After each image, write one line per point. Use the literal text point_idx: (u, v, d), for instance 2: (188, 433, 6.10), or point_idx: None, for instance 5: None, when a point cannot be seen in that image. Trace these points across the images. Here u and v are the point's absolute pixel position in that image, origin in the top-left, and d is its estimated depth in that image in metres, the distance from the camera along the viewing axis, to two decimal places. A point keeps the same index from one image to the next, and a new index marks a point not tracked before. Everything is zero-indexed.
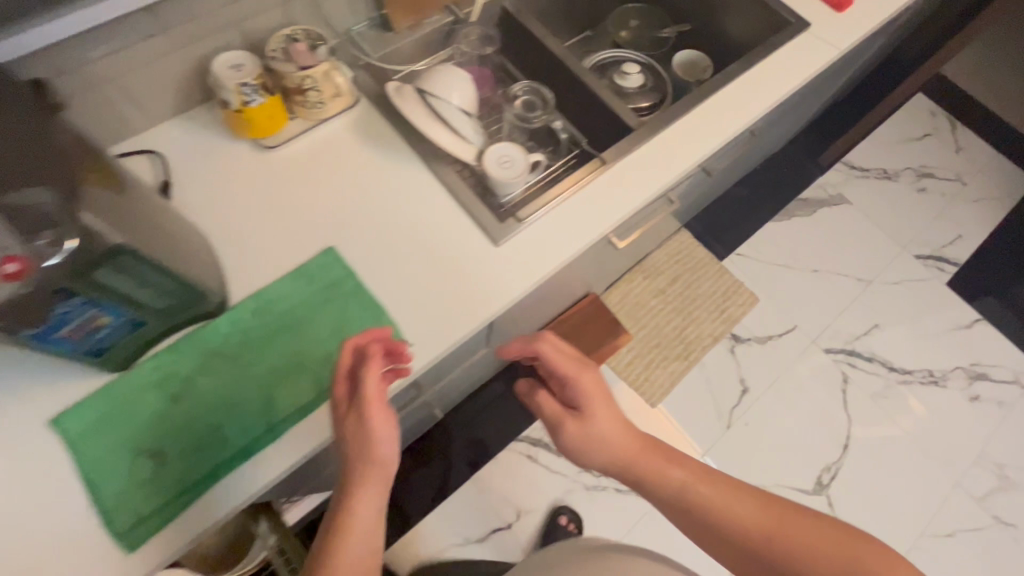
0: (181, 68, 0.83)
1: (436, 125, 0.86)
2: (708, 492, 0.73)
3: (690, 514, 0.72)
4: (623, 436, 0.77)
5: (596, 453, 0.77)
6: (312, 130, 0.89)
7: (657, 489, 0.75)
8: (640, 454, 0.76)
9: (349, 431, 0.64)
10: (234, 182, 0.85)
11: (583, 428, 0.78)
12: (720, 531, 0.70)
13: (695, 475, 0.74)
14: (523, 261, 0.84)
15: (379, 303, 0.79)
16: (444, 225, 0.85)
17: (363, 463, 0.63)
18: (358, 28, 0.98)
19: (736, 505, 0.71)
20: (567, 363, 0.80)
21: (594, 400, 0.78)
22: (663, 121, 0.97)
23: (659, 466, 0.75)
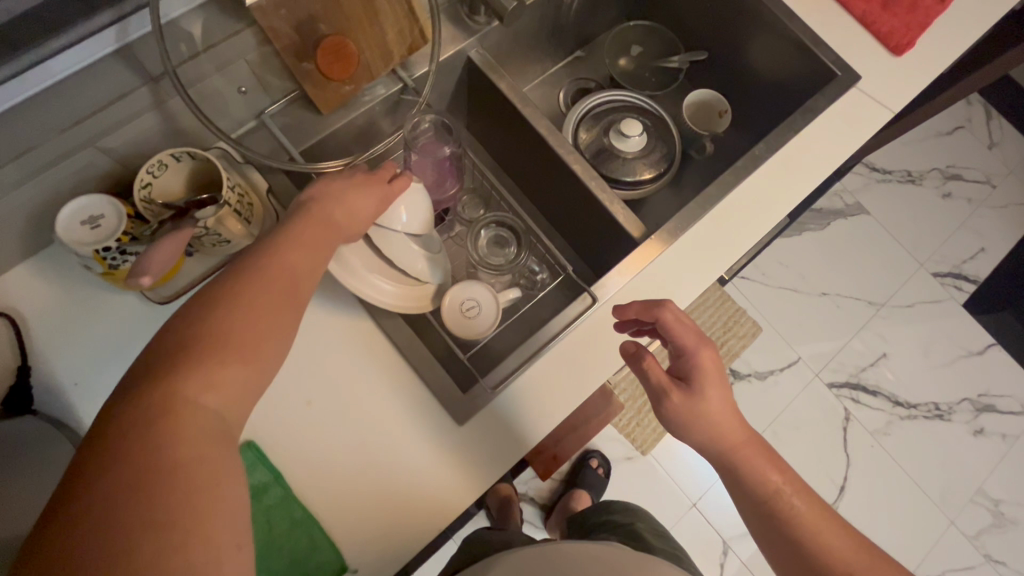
0: (26, 210, 0.62)
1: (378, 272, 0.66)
2: (798, 503, 0.63)
3: (784, 529, 0.62)
4: (731, 421, 0.64)
5: (696, 433, 0.63)
6: (219, 270, 0.69)
7: (751, 489, 0.64)
8: (744, 448, 0.64)
9: (343, 177, 0.60)
10: (116, 347, 0.67)
11: (691, 406, 0.63)
12: (807, 548, 0.61)
13: (795, 486, 0.64)
14: (493, 440, 0.69)
15: (311, 514, 0.64)
16: (393, 397, 0.69)
17: (342, 217, 0.56)
18: (273, 109, 0.73)
19: (833, 532, 0.62)
20: (692, 335, 0.64)
21: (709, 382, 0.63)
22: (669, 232, 0.78)
23: (761, 467, 0.64)
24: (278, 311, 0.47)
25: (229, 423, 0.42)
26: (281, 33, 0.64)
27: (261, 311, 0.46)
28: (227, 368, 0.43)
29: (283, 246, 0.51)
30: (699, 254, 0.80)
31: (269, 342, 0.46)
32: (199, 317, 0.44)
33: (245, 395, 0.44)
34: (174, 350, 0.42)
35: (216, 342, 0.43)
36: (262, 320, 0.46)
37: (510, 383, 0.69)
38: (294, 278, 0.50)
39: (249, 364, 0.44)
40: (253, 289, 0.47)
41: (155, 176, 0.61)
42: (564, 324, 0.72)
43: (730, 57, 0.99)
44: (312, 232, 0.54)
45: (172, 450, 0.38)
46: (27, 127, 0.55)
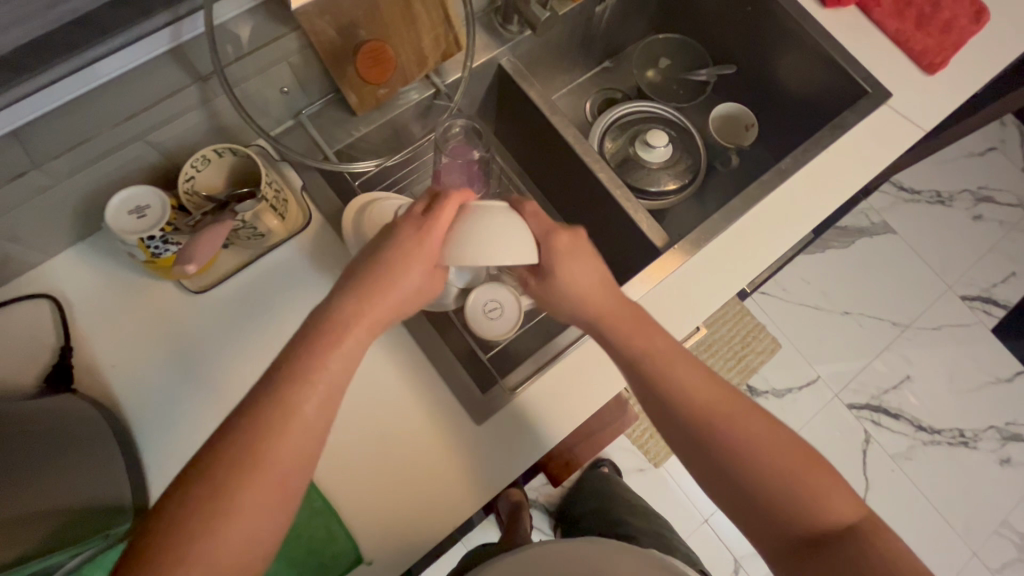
0: (77, 197, 0.65)
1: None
2: (670, 369, 0.58)
3: (663, 403, 0.58)
4: (604, 294, 0.61)
5: (561, 307, 0.63)
6: (252, 262, 0.72)
7: (614, 353, 0.61)
8: (613, 319, 0.61)
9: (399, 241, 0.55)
10: (153, 333, 0.69)
11: (544, 284, 0.63)
12: (686, 421, 0.57)
13: (663, 350, 0.59)
14: (510, 440, 0.69)
15: (331, 506, 0.65)
16: (414, 394, 0.70)
17: (381, 293, 0.52)
18: (310, 109, 0.76)
19: (705, 393, 0.57)
20: (544, 222, 0.59)
21: (562, 261, 0.60)
22: (692, 242, 0.79)
23: (624, 332, 0.60)
24: (274, 479, 0.43)
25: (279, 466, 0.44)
26: (324, 36, 0.67)
27: (279, 441, 0.44)
28: (251, 460, 0.43)
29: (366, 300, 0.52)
30: (722, 263, 0.80)
31: (276, 479, 0.43)
32: (192, 497, 0.41)
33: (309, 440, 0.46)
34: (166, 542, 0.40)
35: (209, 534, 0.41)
36: (265, 477, 0.43)
37: (529, 384, 0.70)
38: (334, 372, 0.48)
39: (254, 506, 0.42)
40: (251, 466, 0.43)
41: (198, 170, 0.64)
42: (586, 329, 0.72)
43: (759, 72, 0.99)
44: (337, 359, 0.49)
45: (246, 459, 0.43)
46: (85, 120, 0.59)
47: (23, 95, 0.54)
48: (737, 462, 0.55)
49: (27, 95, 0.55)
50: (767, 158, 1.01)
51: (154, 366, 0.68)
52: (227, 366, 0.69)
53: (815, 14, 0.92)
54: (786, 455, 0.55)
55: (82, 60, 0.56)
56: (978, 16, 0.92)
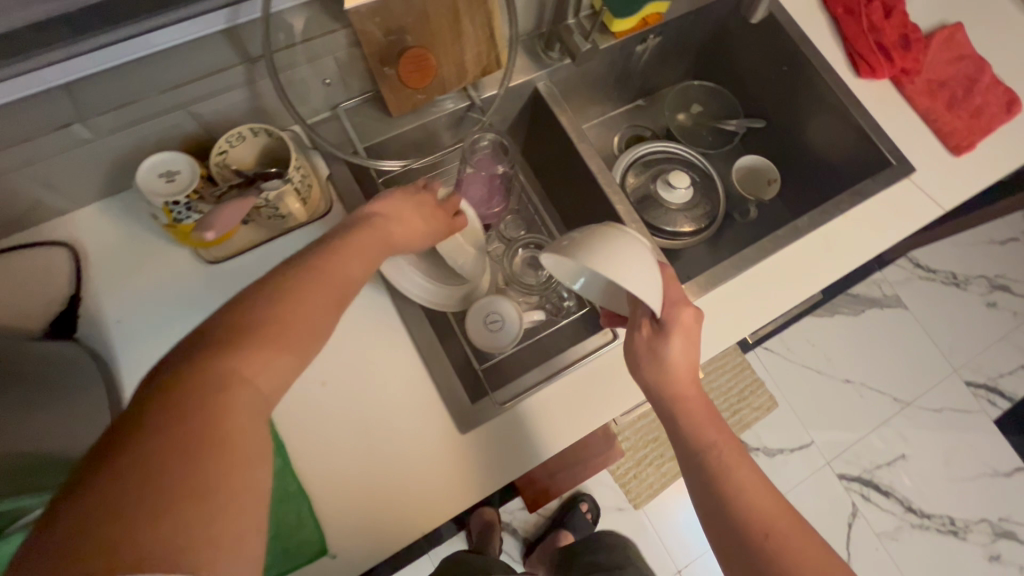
0: (112, 154, 0.67)
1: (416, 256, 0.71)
2: (742, 480, 0.53)
3: (722, 513, 0.52)
4: (683, 380, 0.57)
5: (648, 372, 0.58)
6: (271, 240, 0.73)
7: (684, 443, 0.56)
8: (691, 407, 0.57)
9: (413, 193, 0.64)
10: (163, 295, 0.71)
11: (652, 341, 0.58)
12: (736, 524, 0.51)
13: (738, 457, 0.54)
14: (493, 452, 0.69)
15: (306, 492, 0.65)
16: (401, 392, 0.71)
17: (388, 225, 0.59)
18: (348, 104, 0.79)
19: (779, 518, 0.51)
20: (678, 287, 0.59)
21: (680, 332, 0.58)
22: (699, 285, 0.79)
23: (700, 423, 0.56)
24: (300, 326, 0.45)
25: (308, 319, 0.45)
26: (371, 38, 0.69)
27: (314, 294, 0.47)
28: (286, 299, 0.45)
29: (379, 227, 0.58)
30: (726, 311, 0.80)
31: (299, 331, 0.44)
32: (221, 336, 0.41)
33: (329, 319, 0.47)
34: (221, 343, 0.40)
35: (270, 336, 0.42)
36: (295, 326, 0.44)
37: (519, 400, 0.71)
38: (358, 271, 0.52)
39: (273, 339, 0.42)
40: (306, 289, 0.47)
41: (232, 146, 0.66)
42: (579, 357, 0.73)
43: (788, 130, 1.01)
44: (371, 235, 0.56)
45: (279, 301, 0.45)
46: (132, 84, 0.61)
47: (76, 53, 0.57)
48: None
49: (79, 53, 0.57)
50: (784, 211, 1.02)
51: (157, 327, 0.69)
52: None
53: (848, 82, 0.93)
54: None
55: (135, 27, 0.58)
56: (1011, 106, 0.94)
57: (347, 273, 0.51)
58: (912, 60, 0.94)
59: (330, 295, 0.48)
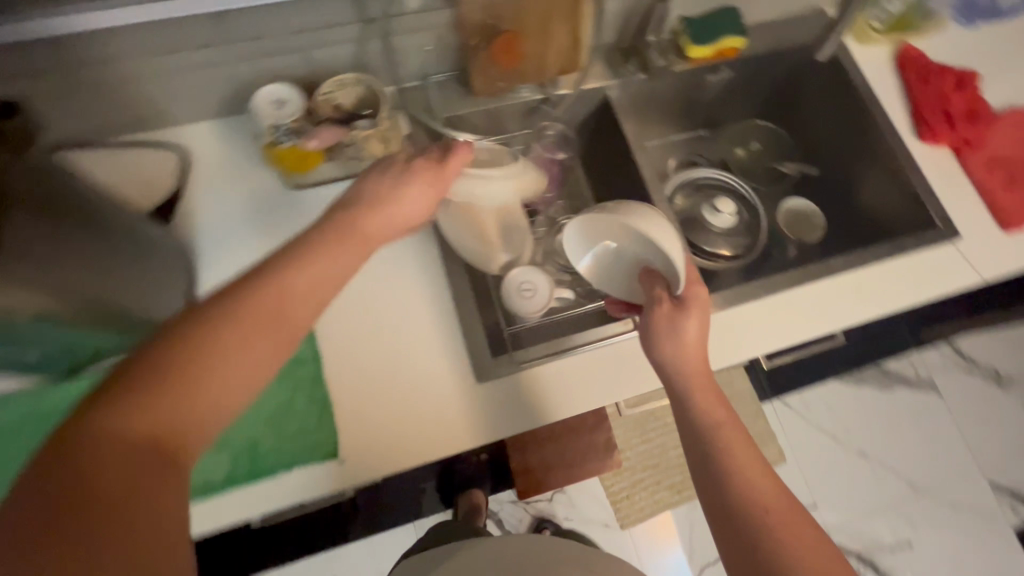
0: (233, 80, 0.78)
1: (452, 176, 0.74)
2: (738, 453, 0.57)
3: (722, 489, 0.55)
4: (695, 363, 0.63)
5: (664, 343, 0.63)
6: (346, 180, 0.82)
7: (688, 413, 0.61)
8: (699, 381, 0.62)
9: (398, 178, 0.61)
10: (246, 208, 0.80)
11: (673, 314, 0.64)
12: (731, 492, 0.55)
13: (737, 433, 0.59)
14: (503, 405, 0.75)
15: (331, 400, 0.73)
16: (432, 333, 0.77)
17: (348, 230, 0.55)
18: (437, 77, 0.88)
19: (771, 492, 0.55)
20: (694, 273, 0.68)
21: (696, 309, 0.64)
22: (723, 299, 0.83)
23: (705, 398, 0.61)
24: (213, 365, 0.42)
25: (221, 351, 0.43)
26: (471, 20, 0.78)
27: (236, 326, 0.44)
28: (200, 334, 0.43)
29: (331, 237, 0.53)
30: (745, 330, 0.83)
31: (213, 368, 0.42)
32: (126, 378, 0.40)
33: (252, 347, 0.44)
34: (120, 388, 0.39)
35: (173, 384, 0.40)
36: (207, 361, 0.42)
37: (536, 363, 0.76)
38: (298, 290, 0.48)
39: (179, 383, 0.41)
40: (223, 324, 0.44)
41: (333, 89, 0.76)
42: (597, 341, 0.77)
43: (841, 180, 1.04)
44: (333, 247, 0.53)
45: (192, 333, 0.43)
46: (266, 22, 0.72)
47: None
48: (776, 545, 0.51)
49: None
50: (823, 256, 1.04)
51: (237, 233, 0.79)
52: None
53: (908, 143, 0.96)
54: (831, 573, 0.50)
55: None
56: None
57: (282, 293, 0.47)
58: (976, 133, 0.96)
59: (254, 324, 0.45)
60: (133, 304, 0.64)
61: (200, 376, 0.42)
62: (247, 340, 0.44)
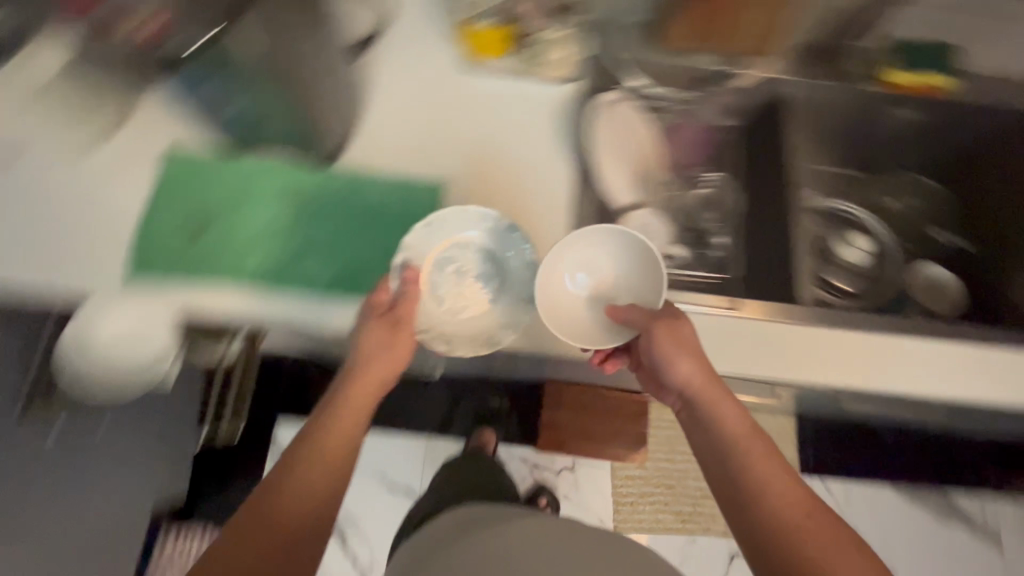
0: None
1: (495, 296, 0.75)
2: (763, 465, 0.60)
3: (736, 478, 0.60)
4: (692, 369, 0.66)
5: (673, 366, 0.66)
6: (512, 78, 0.84)
7: (711, 429, 0.64)
8: (717, 397, 0.65)
9: (375, 334, 0.68)
10: (416, 66, 0.83)
11: (672, 334, 0.67)
12: (759, 512, 0.58)
13: (757, 441, 0.62)
14: (578, 326, 0.73)
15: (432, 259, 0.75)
16: (538, 239, 0.78)
17: (374, 359, 0.67)
18: (628, 16, 0.89)
19: (795, 502, 0.58)
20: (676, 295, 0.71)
21: (685, 330, 0.67)
22: (832, 321, 0.78)
23: (724, 406, 0.64)
24: (297, 493, 0.57)
25: (304, 486, 0.58)
26: None
27: (311, 464, 0.59)
28: (292, 474, 0.58)
29: (365, 360, 0.67)
30: (849, 359, 0.76)
31: (309, 489, 0.58)
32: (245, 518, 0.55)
33: (331, 472, 0.59)
34: (239, 530, 0.54)
35: (271, 518, 0.55)
36: (298, 492, 0.57)
37: (622, 301, 0.76)
38: (353, 410, 0.64)
39: (278, 518, 0.55)
40: (303, 461, 0.59)
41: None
42: (692, 305, 0.77)
43: (1002, 264, 0.93)
44: (373, 376, 0.67)
45: (282, 479, 0.58)
46: None
47: None
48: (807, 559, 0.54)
49: None
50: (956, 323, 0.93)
51: (401, 85, 0.82)
52: (441, 119, 0.82)
53: None
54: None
55: None
56: None
57: (335, 425, 0.63)
58: None
59: (330, 446, 0.61)
60: (325, 138, 0.76)
61: (290, 504, 0.56)
62: (327, 462, 0.60)
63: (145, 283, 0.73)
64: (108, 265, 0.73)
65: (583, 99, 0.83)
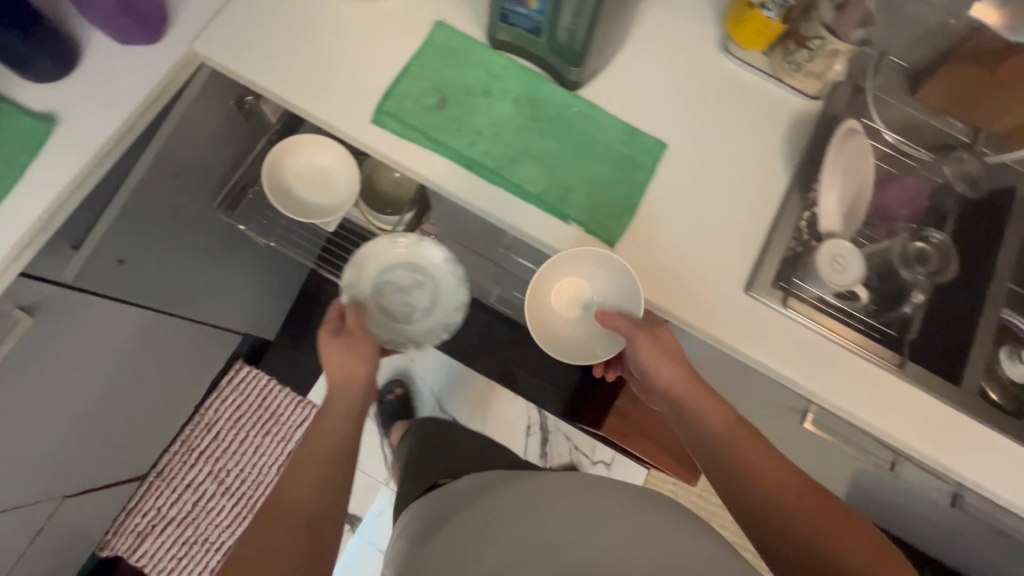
0: None
1: (421, 317, 0.98)
2: (749, 458, 0.69)
3: (727, 469, 0.70)
4: (673, 374, 0.76)
5: (655, 371, 0.77)
6: (763, 77, 0.85)
7: (701, 428, 0.74)
8: (700, 399, 0.75)
9: (334, 347, 0.84)
10: (677, 35, 0.85)
11: (653, 343, 0.76)
12: (746, 494, 0.67)
13: (741, 439, 0.71)
14: (742, 323, 0.76)
15: (636, 211, 0.77)
16: (736, 232, 0.79)
17: (355, 348, 0.85)
18: (896, 60, 0.87)
19: (784, 486, 0.66)
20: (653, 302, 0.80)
21: (661, 338, 0.77)
22: (996, 425, 0.75)
23: (711, 410, 0.74)
24: (310, 470, 0.72)
25: (313, 463, 0.72)
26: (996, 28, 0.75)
27: (316, 446, 0.74)
28: (305, 457, 0.73)
29: (347, 357, 0.84)
30: (994, 465, 0.74)
31: (319, 466, 0.72)
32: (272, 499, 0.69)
33: (334, 451, 0.74)
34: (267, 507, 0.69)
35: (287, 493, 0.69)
36: (309, 470, 0.72)
37: (797, 317, 0.76)
38: (341, 400, 0.80)
39: (295, 493, 0.69)
40: (310, 443, 0.74)
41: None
42: (859, 349, 0.76)
43: None
44: (356, 368, 0.84)
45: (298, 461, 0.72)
46: None
47: None
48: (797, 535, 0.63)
49: None
50: None
51: (657, 47, 0.85)
52: (684, 90, 0.83)
53: None
54: (855, 545, 0.61)
55: None
56: None
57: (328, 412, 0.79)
58: None
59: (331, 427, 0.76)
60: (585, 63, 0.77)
61: (304, 477, 0.71)
62: (329, 440, 0.75)
63: (378, 134, 0.76)
64: (353, 106, 0.77)
65: (826, 119, 0.82)
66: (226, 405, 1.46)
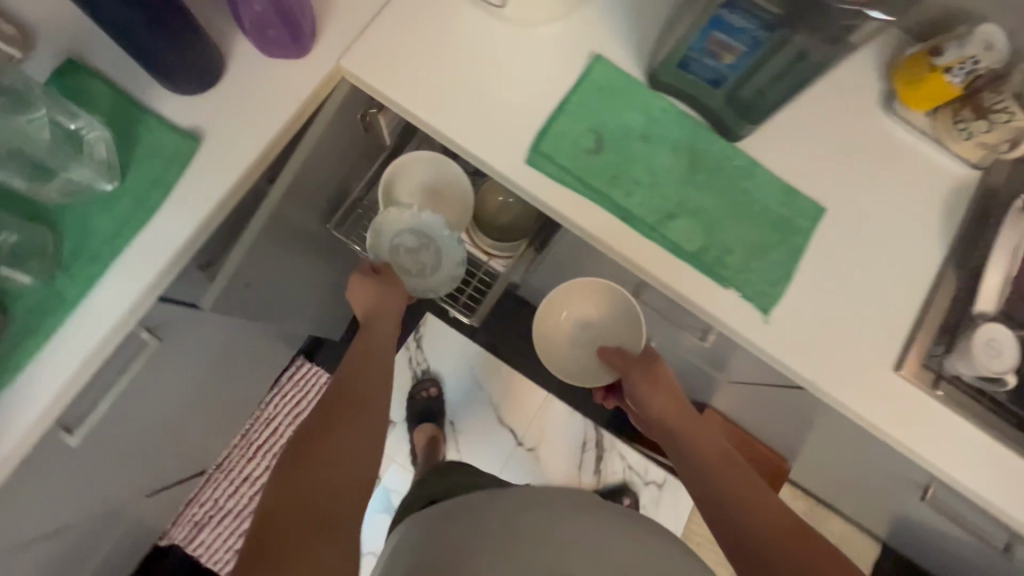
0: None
1: (430, 274, 0.92)
2: (735, 473, 0.68)
3: (710, 486, 0.68)
4: (664, 400, 0.82)
5: (648, 399, 0.83)
6: (927, 140, 0.80)
7: (693, 446, 0.74)
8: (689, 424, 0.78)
9: (366, 288, 0.84)
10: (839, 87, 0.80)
11: (648, 374, 0.86)
12: (730, 511, 0.65)
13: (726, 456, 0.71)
14: (893, 403, 0.73)
15: (791, 279, 0.74)
16: (891, 307, 0.75)
17: (389, 300, 0.85)
18: None
19: (764, 501, 0.65)
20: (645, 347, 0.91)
21: (655, 371, 0.86)
22: None
23: (700, 434, 0.76)
24: (343, 404, 0.70)
25: (350, 399, 0.70)
26: None
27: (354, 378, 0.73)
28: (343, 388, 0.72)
29: (384, 309, 0.83)
30: None
31: (357, 404, 0.70)
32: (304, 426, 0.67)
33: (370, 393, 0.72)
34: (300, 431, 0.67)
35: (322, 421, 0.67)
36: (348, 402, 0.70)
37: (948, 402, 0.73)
38: (384, 348, 0.79)
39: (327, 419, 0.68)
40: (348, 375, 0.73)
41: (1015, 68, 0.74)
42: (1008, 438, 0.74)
43: None
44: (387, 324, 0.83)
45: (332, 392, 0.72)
46: None
47: None
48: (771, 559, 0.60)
49: None
50: None
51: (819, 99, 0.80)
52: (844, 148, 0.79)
53: None
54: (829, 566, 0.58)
55: None
56: None
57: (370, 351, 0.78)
58: None
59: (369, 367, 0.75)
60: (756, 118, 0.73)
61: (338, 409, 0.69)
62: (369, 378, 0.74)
63: (532, 176, 0.72)
64: (507, 143, 0.73)
65: (990, 192, 0.78)
66: (286, 400, 1.44)
